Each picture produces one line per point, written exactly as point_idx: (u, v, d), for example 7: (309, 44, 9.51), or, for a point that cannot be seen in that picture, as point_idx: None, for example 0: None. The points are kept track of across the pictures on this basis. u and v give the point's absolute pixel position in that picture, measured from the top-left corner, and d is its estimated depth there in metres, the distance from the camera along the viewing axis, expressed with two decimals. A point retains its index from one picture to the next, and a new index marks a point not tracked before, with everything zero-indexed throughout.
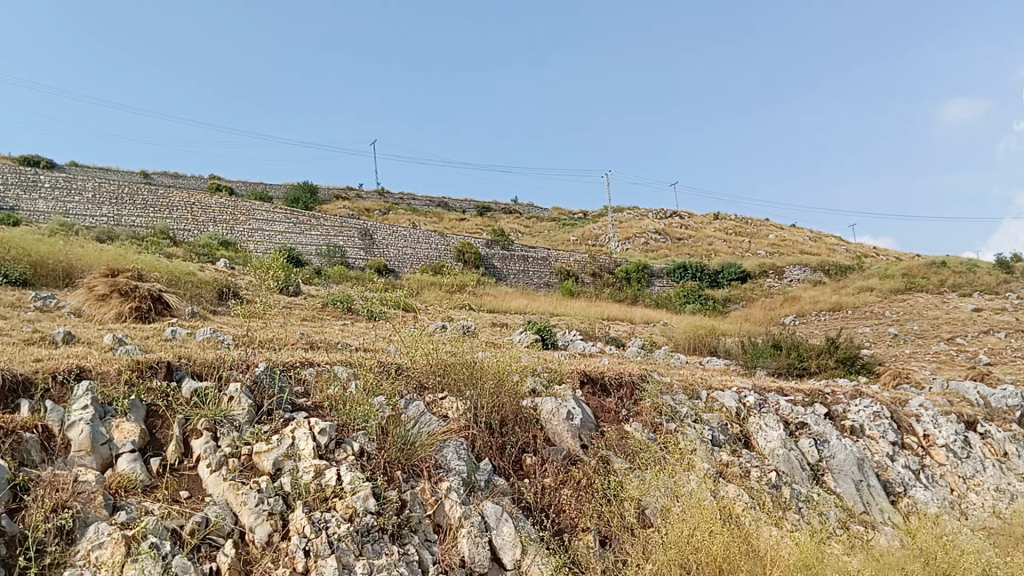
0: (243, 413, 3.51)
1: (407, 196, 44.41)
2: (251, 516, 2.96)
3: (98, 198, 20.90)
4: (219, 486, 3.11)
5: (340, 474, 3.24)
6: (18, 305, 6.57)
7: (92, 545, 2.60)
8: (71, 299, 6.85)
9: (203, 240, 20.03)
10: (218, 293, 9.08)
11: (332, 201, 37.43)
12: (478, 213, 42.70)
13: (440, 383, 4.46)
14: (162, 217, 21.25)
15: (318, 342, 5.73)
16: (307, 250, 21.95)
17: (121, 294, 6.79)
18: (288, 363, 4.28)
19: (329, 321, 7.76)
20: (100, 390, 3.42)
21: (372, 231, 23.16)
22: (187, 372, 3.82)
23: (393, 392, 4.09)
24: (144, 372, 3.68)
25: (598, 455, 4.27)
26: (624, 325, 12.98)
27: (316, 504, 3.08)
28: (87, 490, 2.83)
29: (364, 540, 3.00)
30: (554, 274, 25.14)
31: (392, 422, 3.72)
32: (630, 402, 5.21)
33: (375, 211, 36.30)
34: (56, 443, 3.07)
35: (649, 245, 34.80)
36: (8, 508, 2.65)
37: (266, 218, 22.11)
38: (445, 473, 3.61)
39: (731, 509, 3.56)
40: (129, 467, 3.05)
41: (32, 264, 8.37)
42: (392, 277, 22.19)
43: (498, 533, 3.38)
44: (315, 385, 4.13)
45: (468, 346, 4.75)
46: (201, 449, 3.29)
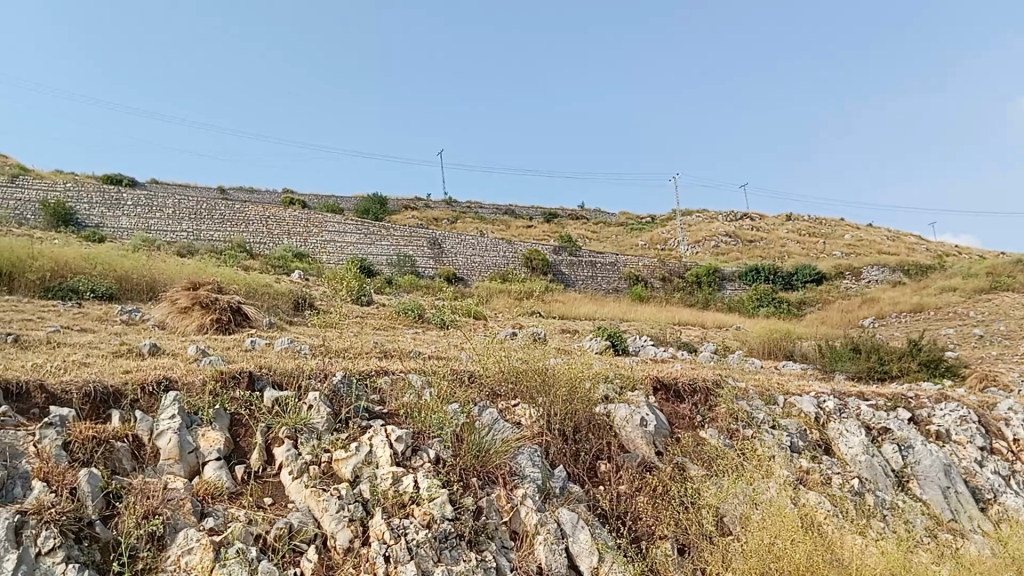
0: (322, 421, 3.59)
1: (474, 204, 44.79)
2: (332, 522, 3.02)
3: (178, 213, 21.66)
4: (301, 492, 3.18)
5: (417, 481, 3.28)
6: (106, 318, 6.86)
7: (182, 551, 2.69)
8: (153, 312, 7.11)
9: (278, 252, 20.58)
10: (294, 304, 9.31)
11: (399, 211, 37.96)
12: (546, 219, 42.77)
13: (512, 391, 4.47)
14: (240, 231, 21.94)
15: (392, 350, 5.82)
16: (379, 260, 22.16)
17: (203, 306, 7.01)
18: (363, 371, 4.34)
19: (402, 329, 7.89)
20: (187, 399, 3.54)
21: (441, 240, 23.43)
22: (268, 381, 3.92)
23: (466, 400, 4.12)
24: (227, 382, 3.78)
25: (673, 462, 4.22)
26: (696, 330, 12.79)
27: (394, 510, 3.13)
28: (176, 497, 2.93)
29: (443, 546, 3.02)
30: (623, 279, 24.97)
31: (467, 429, 3.74)
32: (705, 407, 5.13)
33: (444, 220, 36.72)
34: (146, 451, 3.18)
35: (719, 249, 34.31)
36: (102, 515, 2.75)
37: (338, 229, 22.55)
38: (519, 479, 3.61)
39: (814, 517, 3.48)
40: (215, 474, 3.15)
41: (118, 279, 8.72)
42: (461, 285, 22.38)
43: (575, 540, 3.37)
44: (390, 393, 4.17)
45: (540, 352, 4.74)
46: (283, 457, 3.37)
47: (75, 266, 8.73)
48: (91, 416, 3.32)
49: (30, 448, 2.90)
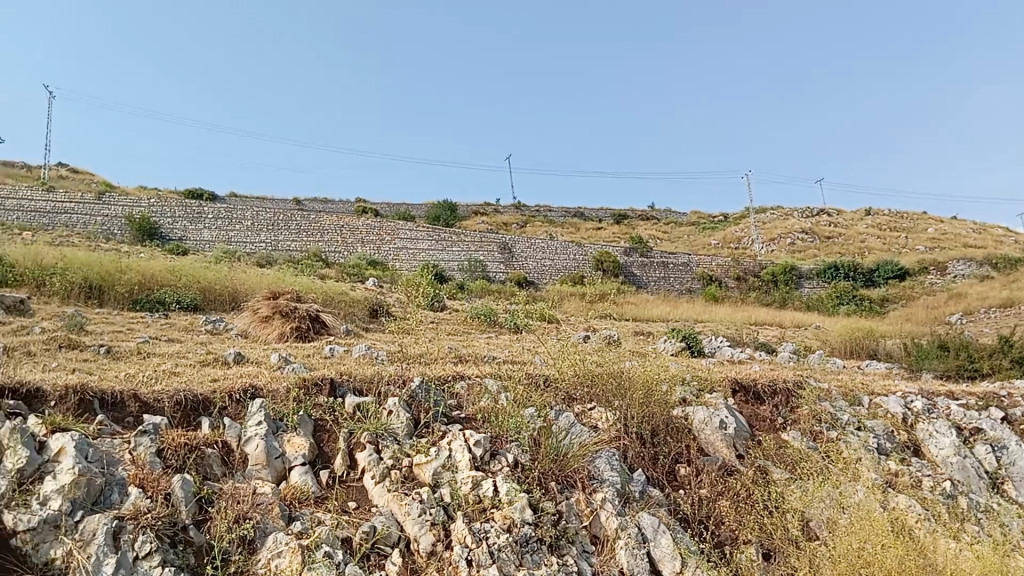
0: (402, 427, 3.65)
1: (544, 208, 44.81)
2: (415, 526, 3.06)
3: (256, 225, 22.29)
4: (383, 496, 3.24)
5: (497, 485, 3.30)
6: (192, 328, 7.11)
7: (272, 554, 2.77)
8: (236, 321, 7.34)
9: (352, 261, 21.00)
10: (370, 311, 9.48)
11: (469, 217, 38.27)
12: (616, 220, 42.56)
13: (588, 394, 4.44)
14: (315, 240, 22.46)
15: (466, 355, 5.86)
16: (450, 266, 22.61)
17: (283, 314, 7.20)
18: (441, 377, 4.38)
19: (475, 334, 7.95)
20: (273, 406, 3.63)
21: (511, 244, 23.52)
22: (349, 388, 3.99)
23: (543, 404, 4.12)
24: (310, 389, 3.87)
25: (755, 465, 4.15)
26: (774, 330, 12.48)
27: (475, 514, 3.15)
28: (265, 501, 3.02)
29: (524, 550, 3.03)
30: (696, 279, 24.65)
31: (544, 433, 3.74)
32: (786, 409, 5.03)
33: (513, 224, 36.85)
34: (235, 457, 3.28)
35: (795, 246, 33.53)
36: (195, 519, 2.85)
37: (410, 236, 22.89)
38: (598, 484, 3.60)
39: (904, 521, 3.37)
40: (301, 479, 3.23)
41: (202, 290, 9.03)
42: (532, 289, 22.43)
43: (656, 545, 3.34)
44: (467, 398, 4.20)
45: (615, 355, 4.71)
46: (365, 461, 3.43)
47: (161, 278, 9.07)
48: (182, 423, 3.44)
49: (127, 455, 3.02)
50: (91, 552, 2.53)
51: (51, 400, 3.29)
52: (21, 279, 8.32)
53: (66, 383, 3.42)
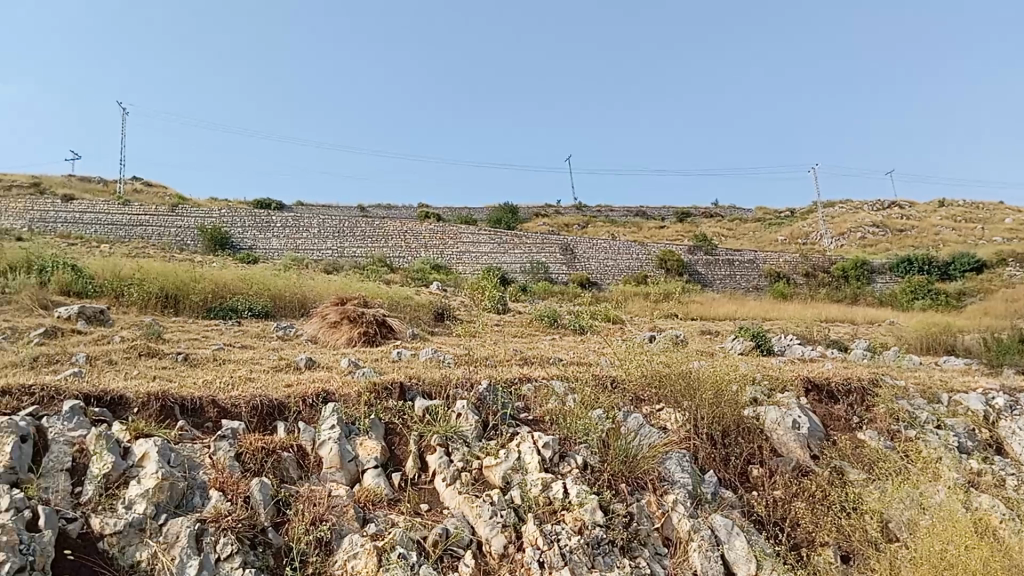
0: (471, 430, 3.67)
1: (605, 208, 44.61)
2: (487, 528, 3.08)
3: (322, 232, 22.72)
4: (455, 499, 3.27)
5: (567, 487, 3.30)
6: (264, 335, 7.29)
7: (348, 556, 2.81)
8: (306, 327, 7.49)
9: (417, 265, 21.26)
10: (435, 314, 9.58)
11: (530, 219, 38.32)
12: (679, 218, 42.11)
13: (657, 396, 4.40)
14: (380, 246, 22.82)
15: (532, 356, 5.87)
16: (513, 269, 22.67)
17: (351, 320, 7.33)
18: (508, 379, 4.39)
19: (540, 336, 7.96)
20: (345, 411, 3.69)
21: (573, 245, 23.47)
22: (418, 391, 4.04)
23: (611, 405, 4.09)
24: (381, 393, 3.92)
25: (831, 466, 4.05)
26: (846, 328, 12.14)
27: (546, 516, 3.15)
28: (340, 503, 3.07)
29: (596, 552, 3.02)
30: (763, 277, 24.22)
31: (613, 434, 3.72)
32: (861, 408, 4.91)
33: (575, 225, 36.76)
34: (310, 460, 3.35)
35: (866, 240, 32.65)
36: (273, 521, 2.92)
37: (472, 239, 23.02)
38: (669, 485, 3.56)
39: (989, 522, 3.25)
40: (374, 481, 3.28)
41: (272, 297, 9.25)
42: (595, 289, 22.34)
43: (731, 547, 3.29)
44: (535, 400, 4.20)
45: (683, 355, 4.66)
46: (436, 464, 3.47)
47: (234, 286, 9.32)
48: (259, 428, 3.53)
49: (206, 460, 3.11)
50: (175, 554, 2.61)
51: (134, 407, 3.41)
52: (102, 291, 8.65)
53: (148, 391, 3.54)
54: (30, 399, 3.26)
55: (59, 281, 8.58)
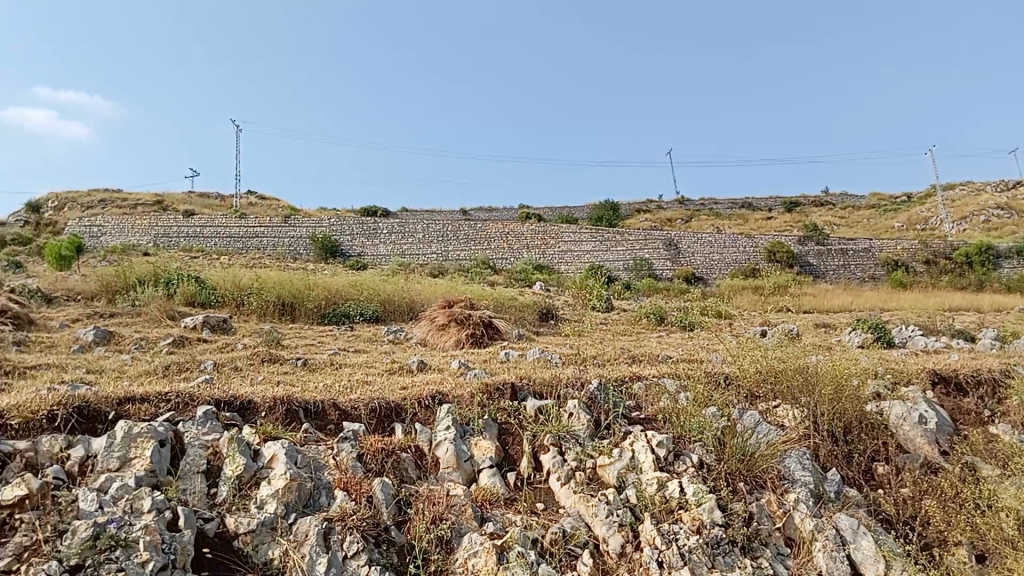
0: (584, 429, 3.67)
1: (709, 201, 43.75)
2: (604, 528, 3.08)
3: (427, 237, 23.18)
4: (570, 498, 3.28)
5: (683, 486, 3.26)
6: (375, 339, 7.51)
7: (468, 554, 2.86)
8: (416, 331, 7.66)
9: (520, 266, 21.43)
10: (540, 314, 9.64)
11: (632, 215, 37.97)
12: (787, 208, 40.89)
13: (773, 392, 4.29)
14: (483, 248, 23.11)
15: (640, 354, 5.84)
16: (616, 267, 22.52)
17: (458, 322, 7.46)
18: (619, 378, 4.37)
19: (646, 333, 7.90)
20: (459, 412, 3.76)
21: (677, 240, 23.13)
22: (530, 391, 4.06)
23: (726, 402, 4.01)
24: (494, 394, 3.97)
25: (963, 462, 3.85)
26: (972, 317, 11.52)
27: (663, 516, 3.13)
28: (459, 503, 3.14)
29: (715, 552, 2.98)
30: (879, 266, 23.27)
31: (729, 432, 3.64)
32: (993, 401, 4.65)
33: (678, 220, 36.22)
34: (428, 460, 3.43)
35: (991, 223, 30.85)
36: (396, 520, 3.01)
37: (574, 239, 23.01)
38: (790, 484, 3.47)
39: None
40: (490, 481, 3.33)
41: (381, 302, 9.52)
42: (701, 284, 21.93)
43: (857, 548, 3.17)
44: (646, 399, 4.17)
45: (798, 349, 4.52)
46: (550, 463, 3.49)
47: (345, 292, 9.64)
48: (378, 430, 3.64)
49: (331, 461, 3.22)
50: (305, 552, 2.71)
51: (261, 411, 3.56)
52: (224, 300, 9.10)
53: (273, 396, 3.69)
54: (167, 405, 3.46)
55: (185, 292, 9.08)
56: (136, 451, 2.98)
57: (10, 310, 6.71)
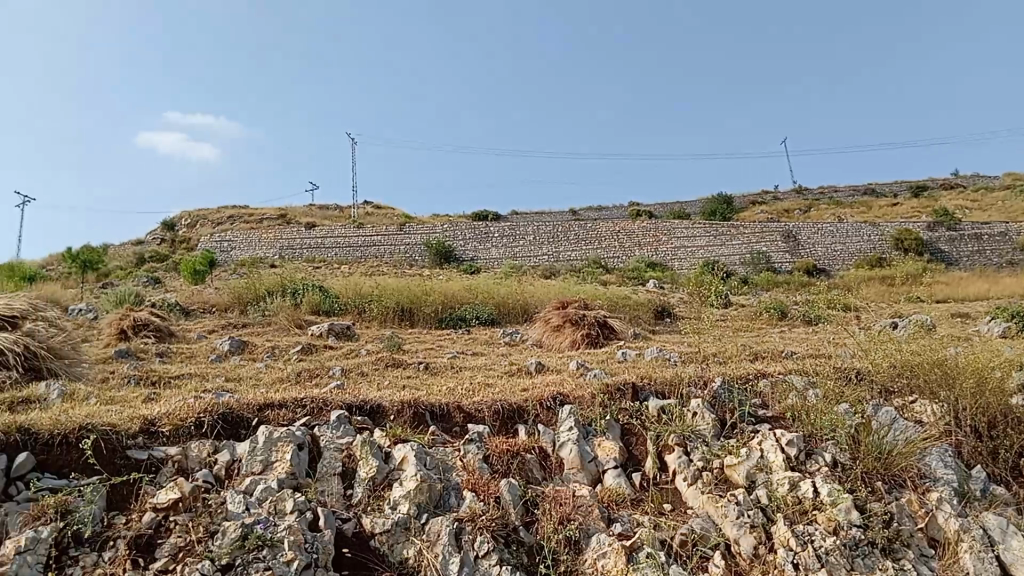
0: (709, 429, 3.62)
1: (828, 189, 42.15)
2: (735, 528, 3.02)
3: (538, 239, 23.29)
4: (699, 499, 3.23)
5: (817, 486, 3.15)
6: (492, 341, 7.60)
7: (597, 555, 2.87)
8: (531, 333, 7.72)
9: (632, 265, 21.23)
10: (655, 312, 9.52)
11: (747, 208, 36.98)
12: (913, 193, 38.91)
13: (908, 386, 4.10)
14: (595, 248, 23.03)
15: (762, 351, 5.68)
16: (732, 261, 21.96)
17: (573, 323, 7.46)
18: (742, 376, 4.27)
19: (767, 329, 7.68)
20: (581, 412, 3.77)
21: (796, 232, 22.44)
22: (652, 391, 4.03)
23: (858, 399, 3.86)
24: (615, 394, 3.95)
25: None
26: None
27: (797, 517, 3.04)
28: (585, 503, 3.15)
29: (854, 554, 2.87)
30: (1019, 249, 21.81)
31: (864, 430, 3.50)
32: None
33: (796, 211, 35.04)
34: (552, 461, 3.45)
35: None
36: (524, 521, 3.04)
37: (687, 235, 22.66)
38: (931, 483, 3.31)
39: None
40: (615, 481, 3.32)
41: (496, 305, 9.64)
42: (823, 275, 21.07)
43: (1007, 548, 2.99)
44: (772, 396, 4.05)
45: (936, 341, 4.30)
46: (676, 463, 3.45)
47: (461, 296, 9.81)
48: (501, 431, 3.69)
49: (458, 462, 3.29)
50: (438, 551, 2.78)
51: (390, 414, 3.67)
52: (347, 308, 9.42)
53: (401, 399, 3.80)
54: (303, 410, 3.61)
55: (310, 301, 9.46)
56: (276, 455, 3.13)
57: (153, 323, 7.16)
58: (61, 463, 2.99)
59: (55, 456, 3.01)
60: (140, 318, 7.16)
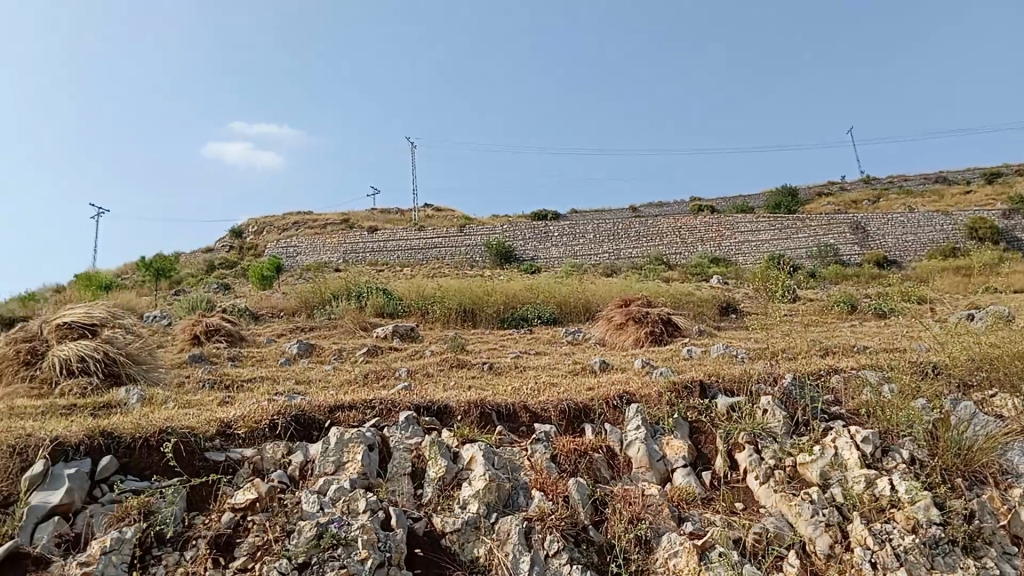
0: (780, 426, 3.55)
1: (898, 178, 40.98)
2: (809, 527, 2.96)
3: (599, 237, 23.20)
4: (771, 497, 3.18)
5: (894, 483, 3.07)
6: (554, 341, 7.60)
7: (669, 554, 2.85)
8: (594, 331, 7.69)
9: (695, 260, 20.98)
10: (720, 309, 9.39)
11: (813, 200, 36.14)
12: (988, 180, 37.55)
13: (988, 379, 3.95)
14: (656, 244, 22.83)
15: (832, 346, 5.55)
16: (798, 254, 21.48)
17: (636, 320, 7.41)
18: (813, 372, 4.18)
19: (837, 323, 7.50)
20: (648, 411, 3.74)
21: (865, 223, 21.91)
22: (720, 388, 3.97)
23: (935, 393, 3.74)
24: (682, 392, 3.91)
25: None
26: None
27: (873, 515, 2.96)
28: (655, 503, 3.12)
29: (934, 553, 2.78)
30: None
31: (942, 425, 3.39)
32: None
33: (864, 201, 34.16)
34: (620, 460, 3.43)
35: None
36: (593, 520, 3.03)
37: (751, 229, 22.30)
38: (1015, 479, 3.19)
39: None
40: (685, 480, 3.29)
41: (558, 304, 9.63)
42: (894, 267, 20.47)
43: None
44: (845, 392, 3.96)
45: (1017, 333, 4.14)
46: (747, 462, 3.40)
47: (523, 296, 9.83)
48: (568, 431, 3.68)
49: (526, 462, 3.29)
50: (508, 550, 2.79)
51: (457, 414, 3.70)
52: (410, 310, 9.52)
53: (468, 400, 3.83)
54: (372, 411, 3.67)
55: (374, 304, 9.59)
56: (348, 456, 3.18)
57: (224, 328, 7.36)
58: (143, 465, 3.09)
59: (137, 458, 3.11)
60: (211, 323, 7.35)
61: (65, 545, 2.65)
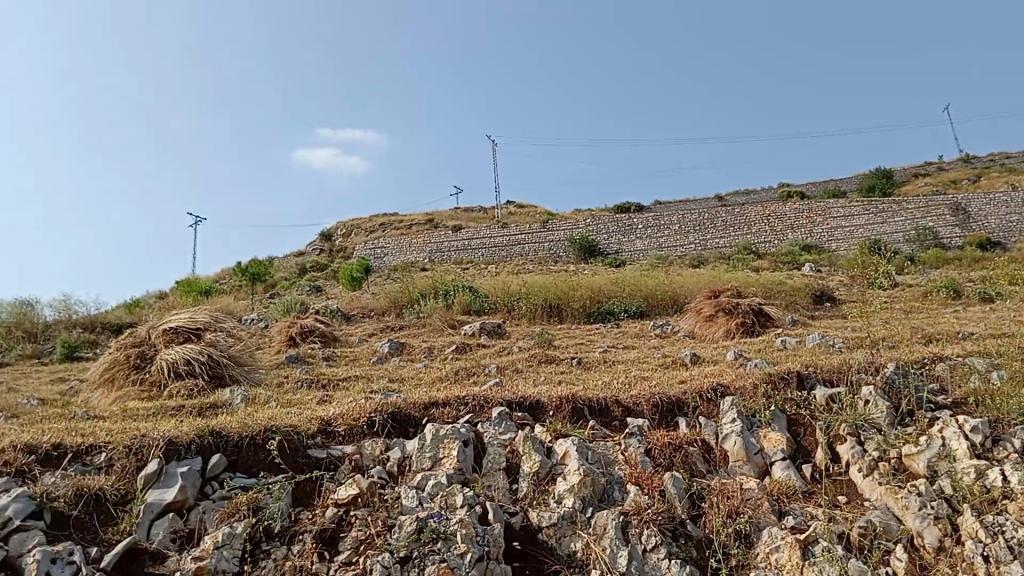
0: (883, 416, 3.43)
1: (1000, 156, 38.99)
2: (917, 520, 2.86)
3: (684, 227, 22.85)
4: (875, 490, 3.08)
5: (1007, 474, 2.93)
6: (641, 334, 7.53)
7: (770, 548, 2.80)
8: (683, 323, 7.58)
9: (785, 248, 20.46)
10: (814, 297, 9.13)
11: (909, 181, 34.70)
12: None
13: None
14: (744, 233, 22.35)
15: (935, 333, 5.33)
16: (895, 238, 20.64)
17: (726, 312, 7.28)
18: (917, 360, 4.02)
19: (939, 308, 7.20)
20: (743, 403, 3.67)
21: (965, 205, 20.95)
22: (817, 379, 3.87)
23: None
24: (778, 383, 3.82)
25: None
26: None
27: (985, 507, 2.84)
28: (754, 497, 3.06)
29: None
30: None
31: None
32: None
33: (964, 181, 32.61)
34: (716, 454, 3.38)
35: None
36: (690, 514, 3.00)
37: (843, 214, 21.60)
38: None
39: None
40: (784, 473, 3.22)
41: (645, 296, 9.53)
42: (999, 248, 19.49)
43: None
44: (952, 380, 3.79)
45: None
46: (849, 454, 3.30)
47: (609, 290, 9.77)
48: (661, 424, 3.65)
49: (620, 456, 3.28)
50: (605, 545, 2.78)
51: (549, 409, 3.71)
52: (496, 307, 9.58)
53: (559, 395, 3.83)
54: (466, 408, 3.71)
55: (461, 301, 9.69)
56: (443, 452, 3.24)
57: (318, 329, 7.57)
58: (250, 463, 3.21)
59: (244, 456, 3.23)
60: (306, 325, 7.57)
61: (179, 541, 2.78)
